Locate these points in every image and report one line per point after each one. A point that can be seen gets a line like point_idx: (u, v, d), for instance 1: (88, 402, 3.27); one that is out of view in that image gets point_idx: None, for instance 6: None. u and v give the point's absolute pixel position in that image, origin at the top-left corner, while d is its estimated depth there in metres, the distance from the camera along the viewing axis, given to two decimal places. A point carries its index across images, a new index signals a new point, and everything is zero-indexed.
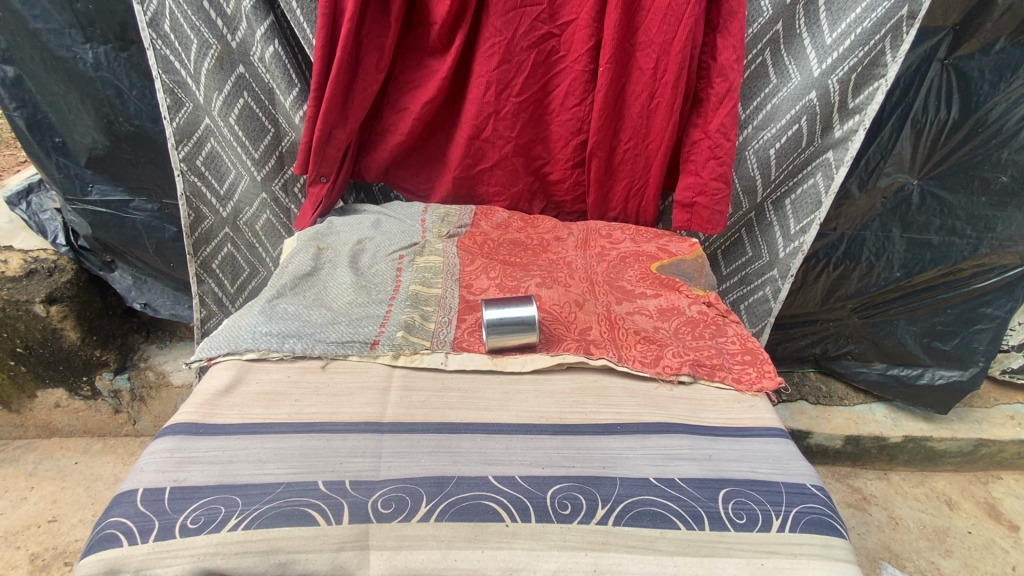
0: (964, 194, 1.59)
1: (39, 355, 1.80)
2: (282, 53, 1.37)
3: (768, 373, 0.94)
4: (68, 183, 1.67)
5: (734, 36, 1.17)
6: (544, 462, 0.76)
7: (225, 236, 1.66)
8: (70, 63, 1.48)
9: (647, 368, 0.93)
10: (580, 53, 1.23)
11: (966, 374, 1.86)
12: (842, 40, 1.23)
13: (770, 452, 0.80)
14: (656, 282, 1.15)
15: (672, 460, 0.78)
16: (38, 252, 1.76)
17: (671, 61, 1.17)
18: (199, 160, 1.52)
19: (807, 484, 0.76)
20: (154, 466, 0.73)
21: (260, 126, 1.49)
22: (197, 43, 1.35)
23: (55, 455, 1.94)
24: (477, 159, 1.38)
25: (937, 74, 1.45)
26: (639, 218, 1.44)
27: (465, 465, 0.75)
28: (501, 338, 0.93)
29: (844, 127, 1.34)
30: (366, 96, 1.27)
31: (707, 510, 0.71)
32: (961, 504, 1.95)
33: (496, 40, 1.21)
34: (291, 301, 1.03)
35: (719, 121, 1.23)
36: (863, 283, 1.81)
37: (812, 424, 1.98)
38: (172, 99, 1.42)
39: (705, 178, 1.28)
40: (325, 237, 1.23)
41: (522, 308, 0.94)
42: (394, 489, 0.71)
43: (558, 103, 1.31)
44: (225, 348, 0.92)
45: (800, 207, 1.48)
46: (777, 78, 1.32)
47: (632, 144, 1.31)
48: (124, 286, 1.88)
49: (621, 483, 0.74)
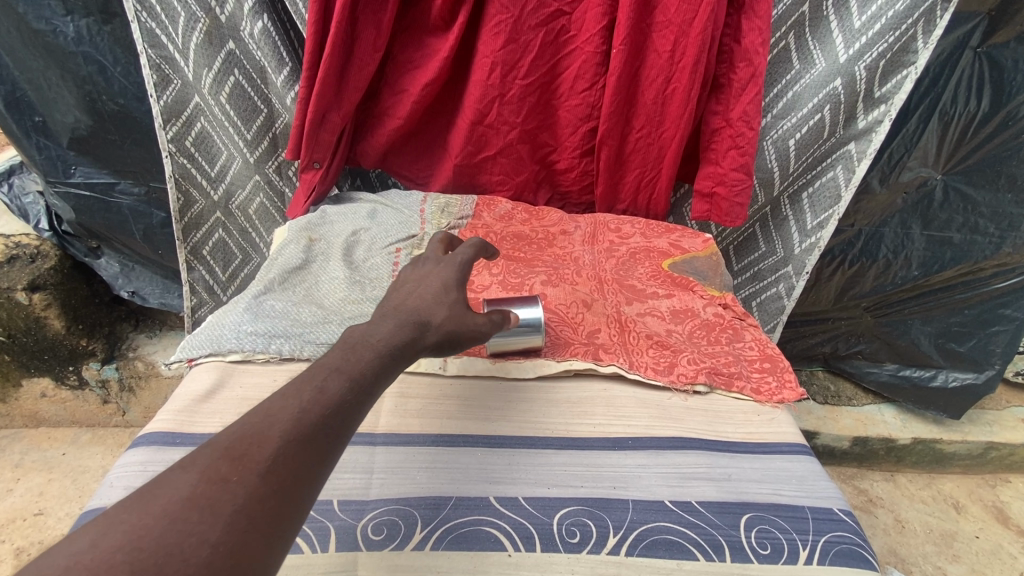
0: (989, 190, 1.51)
1: (24, 344, 1.74)
2: (272, 28, 1.28)
3: (789, 383, 0.88)
4: (49, 165, 1.59)
5: (760, 17, 1.08)
6: (549, 482, 0.70)
7: (217, 220, 1.59)
8: (49, 36, 1.39)
9: (661, 377, 0.87)
10: (592, 33, 1.14)
11: (981, 378, 1.80)
12: (872, 24, 1.14)
13: (794, 472, 0.74)
14: (668, 281, 1.08)
15: (689, 481, 0.72)
16: (20, 237, 1.68)
17: (691, 44, 1.09)
18: (188, 141, 1.45)
19: (835, 509, 0.70)
20: (125, 481, 0.67)
21: (252, 107, 1.40)
22: (183, 16, 1.26)
23: (42, 446, 1.90)
24: (480, 146, 1.30)
25: (969, 63, 1.36)
26: (649, 211, 1.37)
27: (465, 484, 0.69)
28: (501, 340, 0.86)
29: (868, 117, 1.25)
30: (361, 76, 1.18)
31: (727, 539, 0.65)
32: (969, 508, 1.91)
33: (502, 17, 1.13)
34: (279, 297, 0.97)
35: (741, 109, 1.15)
36: (878, 282, 1.74)
37: (819, 424, 1.94)
38: (158, 76, 1.34)
39: (725, 169, 1.20)
40: (318, 227, 1.16)
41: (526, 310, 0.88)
42: (386, 513, 0.65)
43: (566, 87, 1.22)
44: (207, 349, 0.86)
45: (817, 200, 1.40)
46: (800, 64, 1.24)
47: (644, 131, 1.23)
48: (112, 273, 1.81)
49: (634, 507, 0.68)
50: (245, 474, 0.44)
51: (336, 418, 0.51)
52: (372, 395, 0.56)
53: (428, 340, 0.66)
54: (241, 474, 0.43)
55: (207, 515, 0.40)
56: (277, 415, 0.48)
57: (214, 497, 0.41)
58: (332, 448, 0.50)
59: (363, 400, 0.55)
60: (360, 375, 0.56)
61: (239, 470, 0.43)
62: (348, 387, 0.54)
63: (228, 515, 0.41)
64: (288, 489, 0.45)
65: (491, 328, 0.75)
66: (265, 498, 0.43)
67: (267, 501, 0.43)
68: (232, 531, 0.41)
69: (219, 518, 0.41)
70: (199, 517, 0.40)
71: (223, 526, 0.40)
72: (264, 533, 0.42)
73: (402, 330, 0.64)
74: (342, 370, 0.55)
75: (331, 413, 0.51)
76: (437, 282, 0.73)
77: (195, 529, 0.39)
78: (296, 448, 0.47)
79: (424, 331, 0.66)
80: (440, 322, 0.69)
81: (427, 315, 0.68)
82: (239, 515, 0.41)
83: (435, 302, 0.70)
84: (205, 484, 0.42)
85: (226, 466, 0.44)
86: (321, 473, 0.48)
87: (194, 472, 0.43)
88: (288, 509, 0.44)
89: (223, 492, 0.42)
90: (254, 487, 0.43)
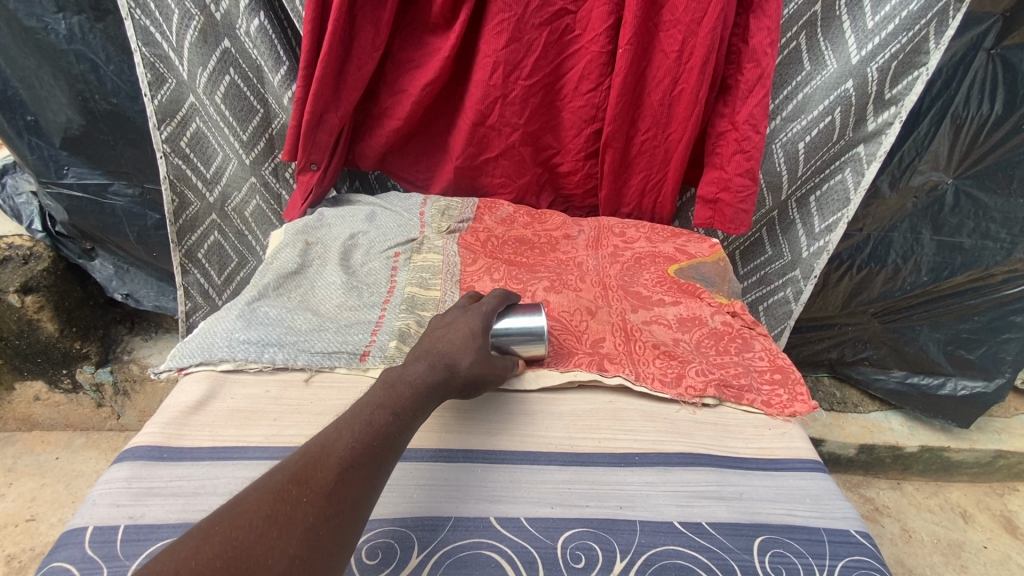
0: (1001, 195, 1.47)
1: (16, 346, 1.71)
2: (269, 26, 1.25)
3: (801, 397, 0.84)
4: (42, 165, 1.55)
5: (769, 17, 1.05)
6: (552, 501, 0.67)
7: (213, 222, 1.56)
8: (40, 34, 1.36)
9: (668, 389, 0.84)
10: (597, 32, 1.11)
11: (990, 386, 1.77)
12: (885, 24, 1.11)
13: (808, 490, 0.71)
14: (675, 288, 1.05)
15: (698, 500, 0.69)
16: (13, 237, 1.65)
17: (699, 43, 1.06)
18: (182, 142, 1.42)
19: (852, 531, 0.67)
20: (109, 499, 0.64)
21: (248, 107, 1.37)
22: (177, 14, 1.23)
23: (35, 450, 1.87)
24: (481, 147, 1.26)
25: (982, 65, 1.33)
26: (654, 215, 1.34)
27: (464, 503, 0.66)
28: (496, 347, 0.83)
29: (879, 120, 1.22)
30: (360, 76, 1.15)
31: (740, 563, 0.61)
32: (977, 517, 1.87)
33: (505, 16, 1.10)
34: (273, 303, 0.94)
35: (748, 111, 1.11)
36: (886, 287, 1.71)
37: (825, 431, 1.91)
38: (152, 75, 1.31)
39: (730, 173, 1.17)
40: (314, 231, 1.13)
41: (528, 320, 0.84)
42: (381, 535, 0.62)
43: (571, 87, 1.19)
44: (197, 358, 0.83)
45: (826, 204, 1.37)
46: (811, 65, 1.21)
47: (650, 134, 1.20)
48: (106, 275, 1.78)
49: (642, 529, 0.64)
50: (311, 496, 0.51)
51: (384, 451, 0.59)
52: (411, 428, 0.63)
53: (453, 383, 0.71)
54: (309, 496, 0.51)
55: (282, 532, 0.48)
56: (335, 445, 0.56)
57: (287, 516, 0.49)
58: (382, 474, 0.57)
59: (406, 432, 0.62)
60: (401, 408, 0.63)
61: (307, 493, 0.51)
62: (392, 420, 0.61)
63: (301, 530, 0.49)
64: (346, 510, 0.52)
65: (508, 375, 0.80)
66: (329, 518, 0.51)
67: (332, 520, 0.51)
68: (303, 544, 0.48)
69: (293, 534, 0.48)
70: (277, 532, 0.48)
71: (297, 540, 0.48)
72: (329, 546, 0.50)
73: (432, 371, 0.69)
74: (386, 403, 0.63)
75: (378, 444, 0.58)
76: (466, 325, 0.78)
77: (274, 544, 0.47)
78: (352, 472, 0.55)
79: (451, 375, 0.71)
80: (467, 366, 0.73)
81: (457, 358, 0.72)
82: (309, 532, 0.49)
83: (464, 345, 0.75)
84: (280, 504, 0.50)
85: (297, 488, 0.52)
86: (371, 497, 0.55)
87: (271, 494, 0.51)
88: (348, 525, 0.52)
89: (295, 511, 0.50)
90: (320, 508, 0.51)
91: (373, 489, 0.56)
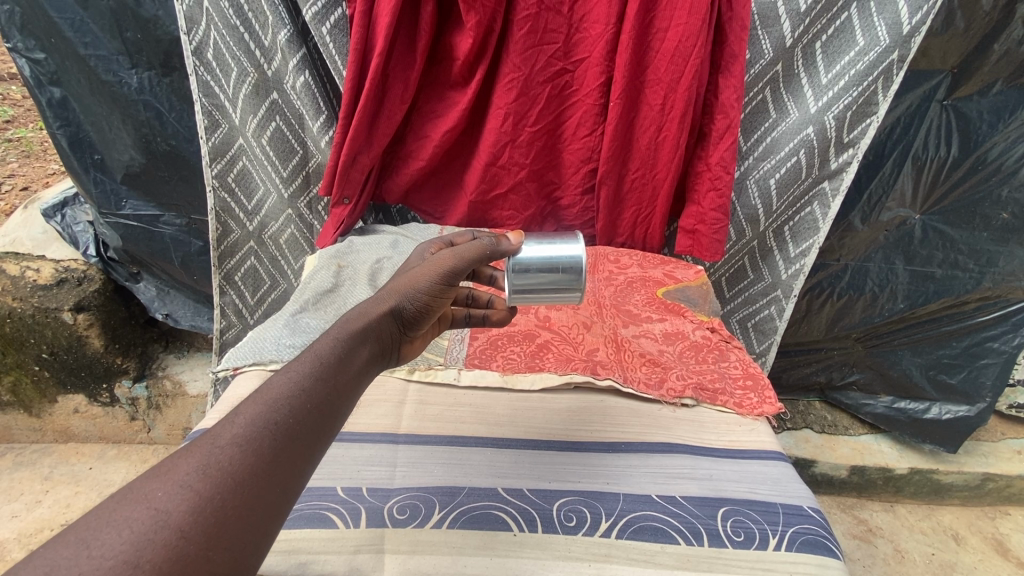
0: (966, 229, 1.62)
1: (64, 360, 1.87)
2: (313, 82, 1.44)
3: (769, 399, 0.97)
4: (103, 198, 1.76)
5: (735, 77, 1.23)
6: (551, 477, 0.81)
7: (250, 249, 1.75)
8: (114, 86, 1.57)
9: (652, 391, 0.97)
10: (591, 88, 1.30)
11: (973, 411, 1.86)
12: (837, 80, 1.29)
13: (769, 474, 0.83)
14: (662, 307, 1.19)
15: (675, 479, 0.82)
16: (70, 262, 1.82)
17: (679, 98, 1.24)
18: (229, 178, 1.61)
19: (804, 506, 0.78)
20: None
21: (289, 148, 1.56)
22: (236, 71, 1.44)
23: (70, 460, 2.00)
24: (493, 184, 1.44)
25: (937, 113, 1.49)
26: (645, 244, 1.49)
27: (477, 477, 0.80)
28: (528, 281, 0.86)
29: (839, 160, 1.38)
30: (389, 124, 1.34)
31: (705, 527, 0.75)
32: (969, 539, 1.93)
33: (514, 75, 1.29)
34: (313, 316, 1.10)
35: (719, 155, 1.30)
36: (866, 314, 1.84)
37: (817, 453, 2.00)
38: (209, 121, 1.52)
39: (705, 208, 1.35)
40: (346, 255, 1.29)
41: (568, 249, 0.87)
42: (408, 497, 0.76)
43: (570, 133, 1.37)
44: (250, 359, 1.00)
45: (799, 232, 1.52)
46: (776, 113, 1.38)
47: (639, 172, 1.37)
48: (149, 296, 1.95)
49: (624, 498, 0.78)
50: (169, 487, 0.44)
51: (284, 428, 0.52)
52: (323, 400, 0.57)
53: (380, 307, 0.73)
54: (166, 488, 0.44)
55: (126, 534, 0.40)
56: (212, 430, 0.50)
57: (134, 515, 0.41)
58: (278, 453, 0.50)
59: (314, 405, 0.56)
60: (303, 377, 0.57)
61: (163, 486, 0.44)
62: (297, 393, 0.55)
63: (147, 528, 0.41)
64: (223, 500, 0.45)
65: (456, 260, 0.78)
66: (195, 511, 0.43)
67: (198, 511, 0.43)
68: (157, 545, 0.41)
69: (139, 535, 0.40)
70: (114, 535, 0.40)
71: (146, 542, 0.40)
72: (198, 541, 0.42)
73: (357, 306, 0.73)
74: (287, 372, 0.57)
75: (270, 421, 0.52)
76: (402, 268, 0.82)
77: (115, 548, 0.39)
78: (236, 453, 0.48)
79: (376, 301, 0.73)
80: (397, 288, 0.75)
81: (387, 291, 0.76)
82: (163, 531, 0.41)
83: (394, 279, 0.79)
84: (128, 502, 0.42)
85: (153, 482, 0.44)
86: (267, 479, 0.48)
87: (120, 493, 0.43)
88: (229, 517, 0.45)
89: (143, 509, 0.42)
90: (183, 499, 0.44)
91: (266, 472, 0.49)
